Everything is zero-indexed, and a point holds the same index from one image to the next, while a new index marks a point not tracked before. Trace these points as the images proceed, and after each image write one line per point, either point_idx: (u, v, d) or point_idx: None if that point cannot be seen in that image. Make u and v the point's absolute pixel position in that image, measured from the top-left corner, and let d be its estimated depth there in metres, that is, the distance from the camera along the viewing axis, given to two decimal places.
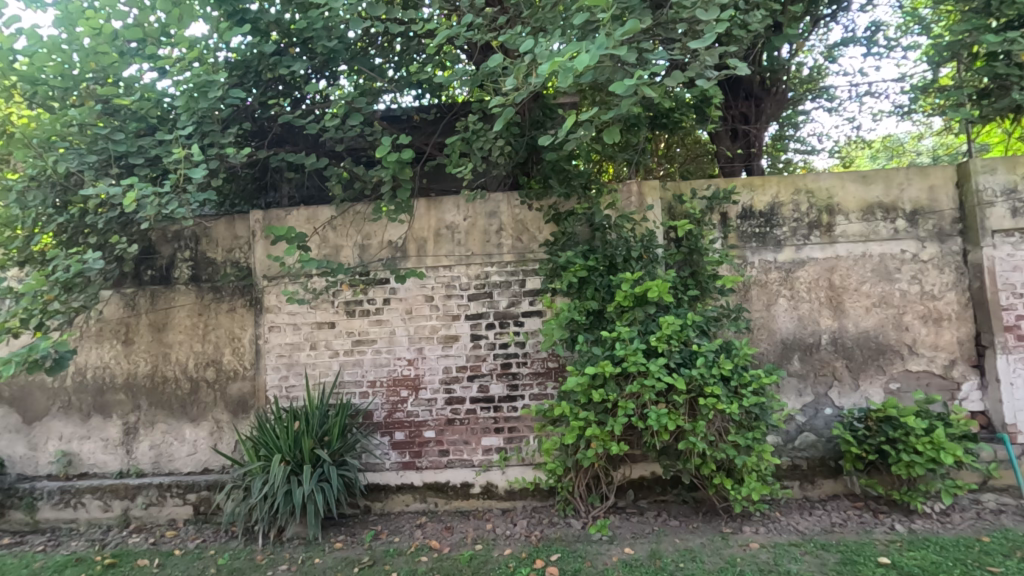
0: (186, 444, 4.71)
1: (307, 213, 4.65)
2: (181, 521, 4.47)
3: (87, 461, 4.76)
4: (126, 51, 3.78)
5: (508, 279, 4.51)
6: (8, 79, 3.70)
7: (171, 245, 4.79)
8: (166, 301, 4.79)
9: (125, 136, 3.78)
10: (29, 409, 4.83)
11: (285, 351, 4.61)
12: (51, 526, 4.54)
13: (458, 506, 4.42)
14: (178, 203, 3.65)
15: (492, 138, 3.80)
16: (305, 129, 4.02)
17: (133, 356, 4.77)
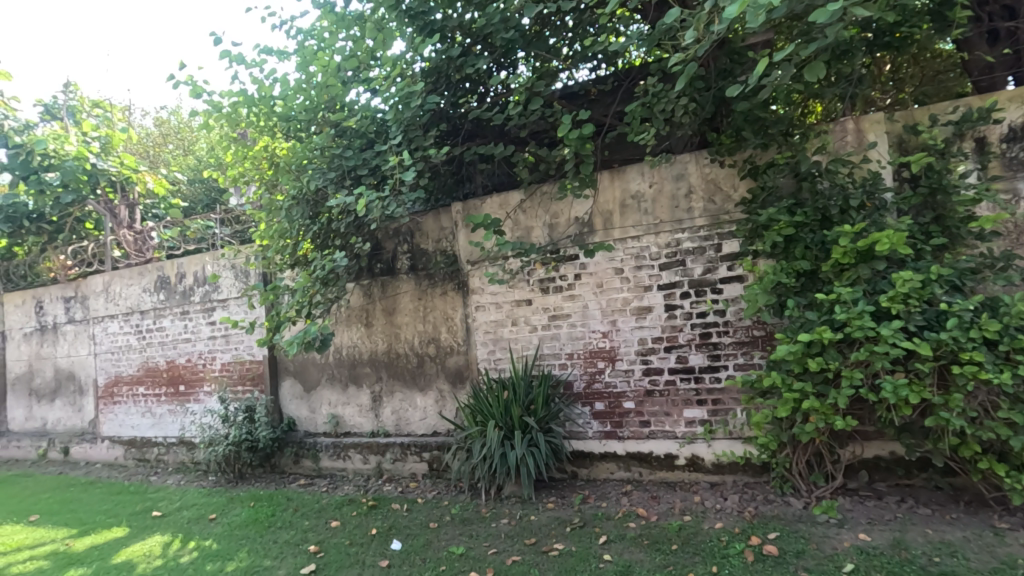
0: (418, 410, 5.49)
1: (500, 200, 4.99)
2: (420, 474, 5.25)
3: (349, 422, 5.85)
4: (347, 79, 4.47)
5: (702, 245, 4.29)
6: (273, 120, 4.68)
7: (393, 241, 5.57)
8: (393, 289, 5.61)
9: (352, 152, 4.49)
10: (307, 379, 6.11)
11: (491, 328, 5.06)
12: (330, 472, 5.72)
13: (664, 477, 4.40)
14: (397, 203, 4.23)
15: (674, 98, 3.61)
16: (493, 120, 4.31)
17: (373, 336, 5.71)
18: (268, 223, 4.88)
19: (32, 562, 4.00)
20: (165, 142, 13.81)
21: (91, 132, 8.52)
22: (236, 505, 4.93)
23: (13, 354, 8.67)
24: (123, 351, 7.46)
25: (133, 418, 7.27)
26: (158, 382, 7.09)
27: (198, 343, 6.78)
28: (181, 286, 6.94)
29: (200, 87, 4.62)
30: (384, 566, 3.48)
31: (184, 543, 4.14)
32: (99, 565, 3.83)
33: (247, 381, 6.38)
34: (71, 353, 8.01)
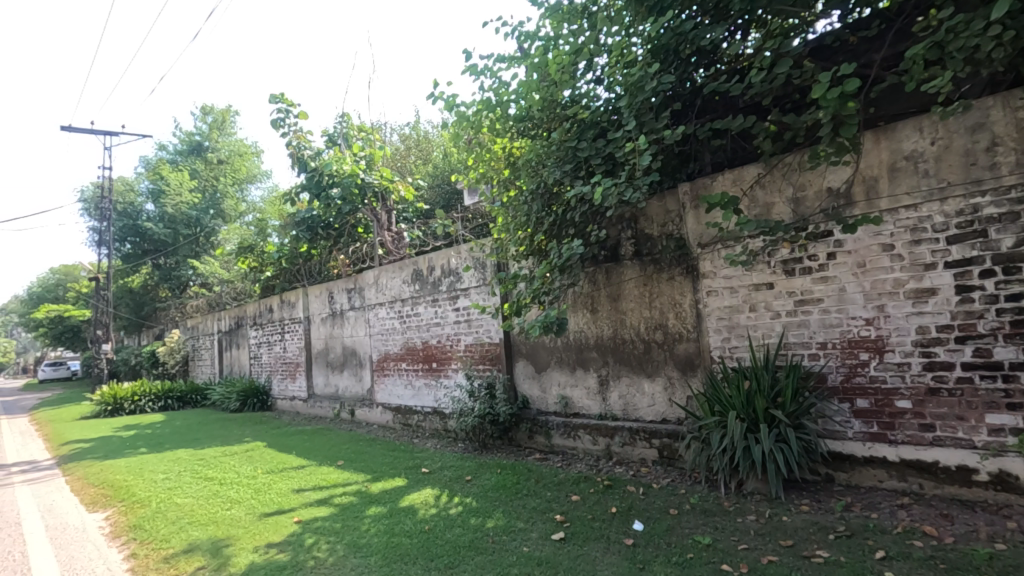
0: (646, 396, 5.45)
1: (734, 177, 4.66)
2: (651, 460, 5.23)
3: (578, 403, 6.10)
4: (575, 72, 4.65)
5: (1014, 210, 3.41)
6: (509, 123, 5.11)
7: (617, 227, 5.61)
8: (618, 275, 5.66)
9: (585, 143, 4.62)
10: (538, 361, 6.55)
11: (725, 314, 4.78)
12: (561, 450, 6.05)
13: (956, 494, 3.65)
14: (631, 189, 4.25)
15: (980, 28, 2.92)
16: (730, 92, 4.03)
17: (599, 322, 5.84)
18: (506, 218, 5.34)
19: (346, 496, 5.07)
20: (408, 155, 16.15)
21: (359, 152, 10.34)
22: (487, 470, 5.54)
23: (315, 334, 11.05)
24: (390, 333, 8.93)
25: (398, 388, 8.67)
26: (415, 360, 8.33)
27: (445, 327, 7.78)
28: (431, 277, 8.03)
29: (451, 102, 5.26)
30: (629, 544, 3.57)
31: (450, 497, 4.82)
32: (392, 506, 4.69)
33: (487, 361, 7.12)
34: (353, 333, 9.89)
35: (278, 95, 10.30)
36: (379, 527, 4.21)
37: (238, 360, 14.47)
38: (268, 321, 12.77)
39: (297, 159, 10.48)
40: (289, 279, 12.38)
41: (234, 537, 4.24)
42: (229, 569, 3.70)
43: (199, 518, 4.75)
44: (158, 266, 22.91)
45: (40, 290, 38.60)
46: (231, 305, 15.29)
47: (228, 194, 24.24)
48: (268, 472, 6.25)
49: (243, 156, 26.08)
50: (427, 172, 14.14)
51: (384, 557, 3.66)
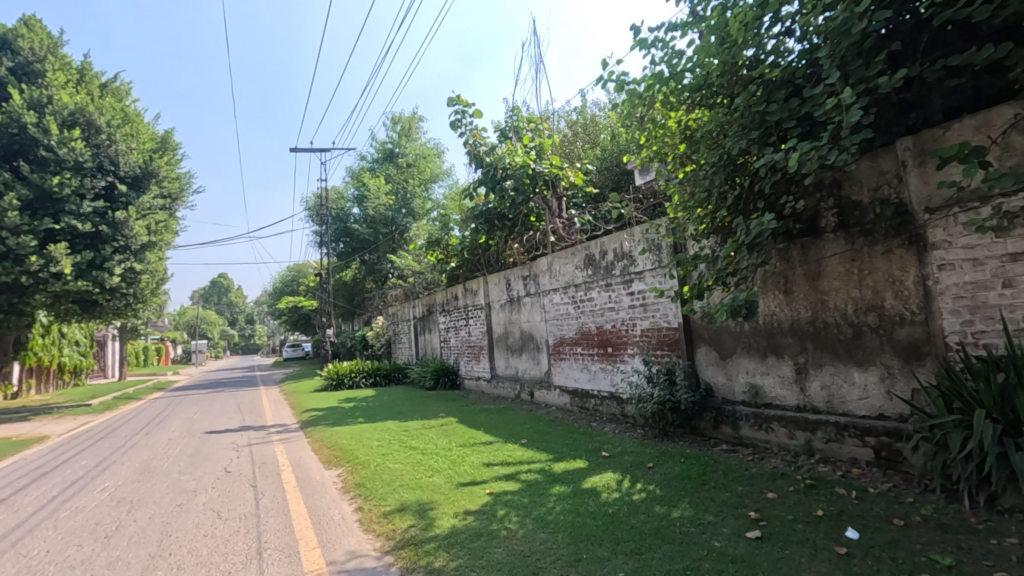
0: (857, 388, 4.75)
1: (978, 123, 3.79)
2: (864, 461, 4.56)
3: (770, 393, 5.56)
4: (762, 27, 4.18)
5: None
6: (684, 95, 4.82)
7: (815, 196, 4.95)
8: (818, 251, 5.00)
9: (776, 104, 4.14)
10: (722, 347, 6.12)
11: (967, 292, 3.93)
12: (751, 442, 5.59)
13: None
14: (837, 151, 3.70)
15: None
16: (972, 18, 3.27)
17: (794, 303, 5.23)
18: (682, 196, 5.06)
19: (531, 474, 5.32)
20: (575, 141, 16.23)
21: (530, 143, 10.67)
22: (669, 458, 5.37)
23: (495, 319, 11.77)
24: (565, 318, 9.11)
25: (575, 372, 8.83)
26: (591, 344, 8.39)
27: (620, 311, 7.69)
28: (604, 262, 7.98)
29: (621, 81, 5.13)
30: (842, 553, 3.17)
31: (632, 482, 4.77)
32: (575, 486, 4.80)
33: (665, 346, 6.87)
34: (530, 319, 10.30)
35: (455, 97, 11.07)
36: (564, 506, 4.35)
37: (430, 343, 16.08)
38: (454, 308, 13.94)
39: (473, 156, 11.20)
40: (471, 269, 13.35)
41: (437, 502, 4.73)
42: (434, 530, 4.14)
43: (408, 482, 5.39)
44: (364, 261, 26.44)
45: (281, 285, 47.20)
46: (423, 294, 17.02)
47: (416, 194, 26.92)
48: (461, 446, 6.84)
49: (427, 158, 28.69)
50: (595, 156, 14.05)
51: (570, 535, 3.77)
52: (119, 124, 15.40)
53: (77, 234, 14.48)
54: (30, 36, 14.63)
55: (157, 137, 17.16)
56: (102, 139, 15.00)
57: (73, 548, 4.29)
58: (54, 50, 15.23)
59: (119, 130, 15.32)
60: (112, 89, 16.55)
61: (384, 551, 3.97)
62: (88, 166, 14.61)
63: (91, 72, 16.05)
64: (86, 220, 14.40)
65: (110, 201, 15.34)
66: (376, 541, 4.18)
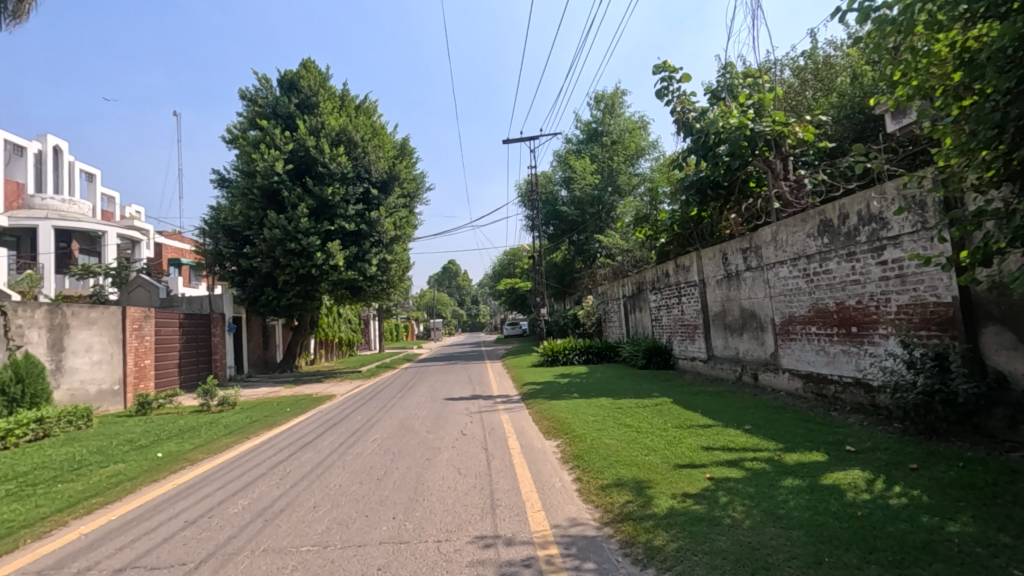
0: None
1: None
2: None
3: None
4: None
5: None
6: (960, 8, 3.79)
7: None
8: None
9: None
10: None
11: None
12: None
13: None
14: None
15: None
16: None
17: None
18: (957, 137, 4.03)
19: (758, 462, 4.90)
20: (804, 91, 14.17)
21: (747, 101, 9.66)
22: (941, 461, 4.42)
23: (711, 296, 11.05)
24: (795, 294, 8.12)
25: (808, 354, 7.82)
26: (829, 323, 7.32)
27: (869, 285, 6.54)
28: (845, 227, 6.86)
29: (866, 9, 4.27)
30: None
31: (889, 485, 4.05)
32: (812, 481, 4.28)
33: (932, 326, 5.65)
34: (752, 295, 9.42)
35: (660, 64, 10.56)
36: (799, 501, 3.91)
37: (641, 322, 15.85)
38: (665, 285, 13.50)
39: (681, 124, 10.60)
40: (682, 244, 12.75)
41: (654, 481, 4.69)
42: (652, 508, 4.11)
43: (623, 459, 5.44)
44: (574, 242, 27.15)
45: (500, 268, 51.21)
46: (632, 272, 16.84)
47: (621, 171, 26.63)
48: (677, 427, 6.64)
49: (632, 133, 28.03)
50: (829, 104, 12.11)
51: (807, 534, 3.38)
52: (370, 137, 18.34)
53: (346, 233, 17.78)
54: (308, 76, 18.28)
55: (397, 145, 20.00)
56: (359, 152, 18.07)
57: (356, 485, 5.36)
58: (324, 84, 18.77)
59: (370, 143, 18.25)
60: (365, 108, 19.78)
61: (603, 523, 4.08)
62: (350, 176, 17.74)
63: (349, 97, 19.39)
64: (351, 220, 17.55)
65: (367, 203, 18.44)
66: (596, 512, 4.32)
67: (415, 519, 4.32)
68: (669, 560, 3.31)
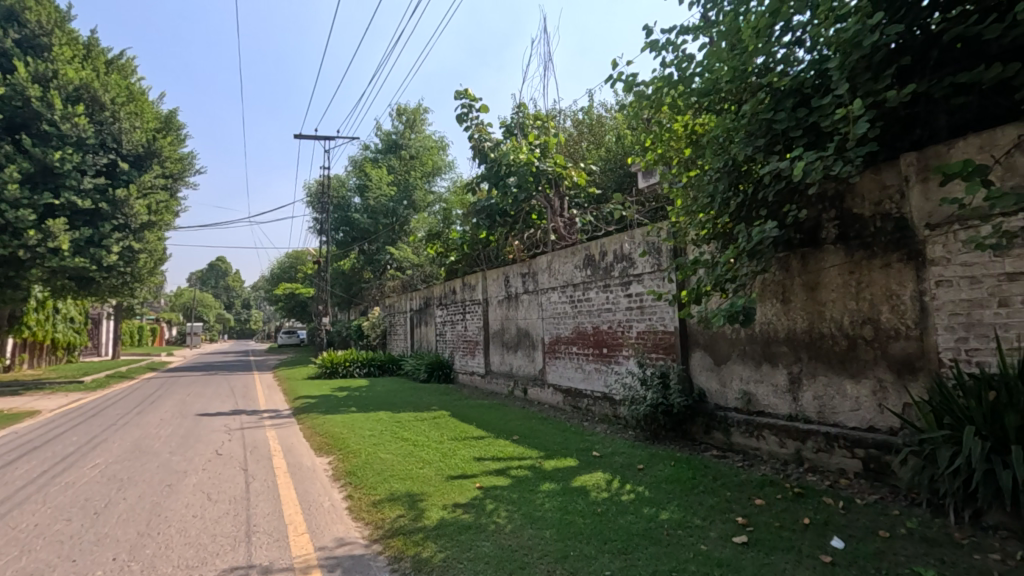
0: (849, 400, 4.71)
1: (978, 140, 3.77)
2: (852, 473, 4.55)
3: (761, 401, 5.55)
4: (771, 38, 4.21)
5: None
6: (692, 99, 4.84)
7: (818, 207, 4.90)
8: (816, 262, 4.96)
9: (783, 113, 4.16)
10: (717, 353, 6.10)
11: (960, 309, 3.92)
12: (742, 449, 5.59)
13: None
14: (843, 162, 3.75)
15: None
16: (980, 37, 3.33)
17: (791, 313, 5.18)
18: (685, 200, 5.08)
19: (522, 470, 5.35)
20: (580, 141, 16.26)
21: (534, 140, 10.68)
22: (659, 461, 5.39)
23: (492, 315, 11.78)
24: (561, 317, 9.14)
25: (569, 371, 8.85)
26: (586, 344, 8.40)
27: (618, 313, 7.71)
28: (604, 263, 8.01)
29: (629, 82, 5.15)
30: (827, 561, 3.19)
31: (622, 483, 4.79)
32: (565, 484, 4.82)
33: (660, 350, 6.89)
34: (527, 316, 10.33)
35: (463, 91, 11.06)
36: (553, 503, 4.37)
37: (426, 336, 16.07)
38: (451, 302, 13.97)
39: (478, 151, 11.26)
40: (469, 264, 13.39)
41: (426, 493, 4.75)
42: (423, 521, 4.16)
43: (398, 473, 5.40)
44: (363, 252, 26.35)
45: (279, 271, 46.83)
46: (420, 287, 17.05)
47: (418, 187, 26.89)
48: (452, 439, 6.87)
49: (431, 151, 28.64)
50: (599, 157, 14.09)
51: (558, 532, 3.80)
52: (124, 102, 15.33)
53: (77, 210, 14.45)
54: (37, 9, 14.54)
55: (160, 116, 17.10)
56: (106, 117, 14.95)
57: (62, 523, 4.30)
58: (61, 24, 15.13)
59: (123, 109, 15.26)
60: (118, 66, 16.49)
61: (372, 540, 3.99)
62: (90, 143, 14.53)
63: (98, 49, 15.98)
64: (86, 196, 14.34)
65: (111, 178, 15.30)
66: (365, 529, 4.20)
67: (145, 558, 3.65)
68: (436, 570, 3.38)
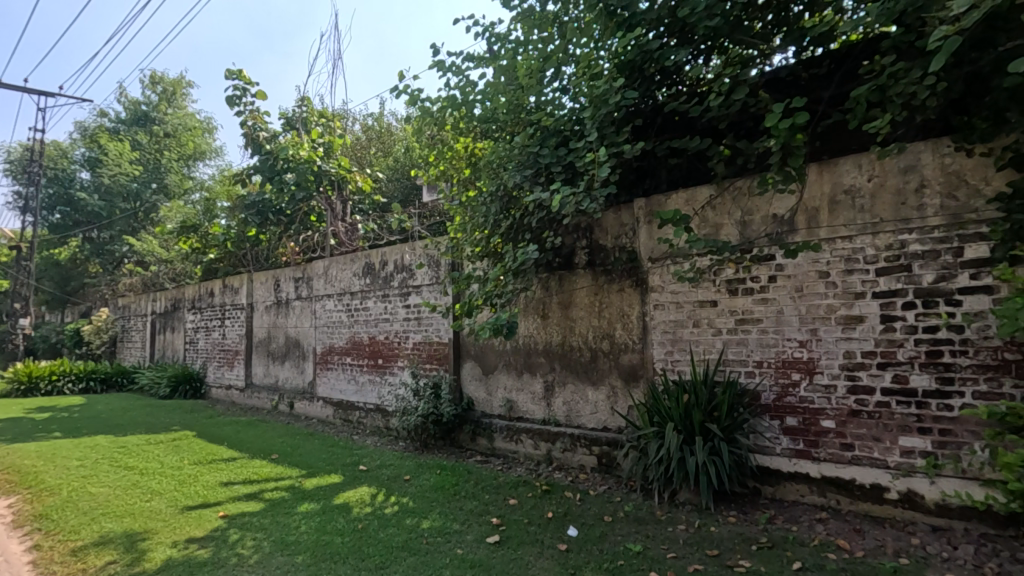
0: (590, 404, 5.44)
1: (686, 195, 4.76)
2: (589, 467, 5.25)
3: (521, 408, 6.07)
4: (542, 80, 4.71)
5: (936, 248, 3.62)
6: (473, 123, 5.14)
7: (573, 236, 5.61)
8: (570, 283, 5.65)
9: (547, 149, 4.69)
10: (485, 363, 6.48)
11: (670, 327, 4.86)
12: (503, 453, 6.01)
13: (868, 510, 3.82)
14: (590, 199, 4.36)
15: (919, 79, 3.09)
16: (688, 113, 4.22)
17: (549, 328, 5.80)
18: (463, 218, 5.34)
19: (277, 492, 4.90)
20: (368, 147, 15.89)
21: (317, 138, 10.05)
22: (426, 470, 5.48)
23: (257, 322, 10.66)
24: (336, 326, 8.72)
25: (341, 383, 8.47)
26: (361, 354, 8.15)
27: (395, 323, 7.66)
28: (384, 272, 7.90)
29: (415, 96, 5.24)
30: (562, 549, 3.60)
31: (387, 496, 4.73)
32: (325, 503, 4.56)
33: (434, 360, 7.04)
34: (298, 324, 9.60)
35: (235, 71, 9.88)
36: (310, 524, 4.09)
37: (172, 344, 13.76)
38: (207, 306, 12.24)
39: (250, 140, 10.16)
40: (233, 264, 11.93)
41: (152, 531, 4.02)
42: (142, 564, 3.50)
43: (114, 510, 4.46)
44: (90, 240, 21.50)
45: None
46: (168, 287, 14.56)
47: (173, 170, 23.08)
48: (195, 463, 5.96)
49: (194, 132, 24.91)
50: (386, 165, 13.94)
51: (312, 556, 3.56)
52: None
53: None
54: None
55: None
56: None
57: None
58: None
59: None
60: None
61: None
62: None
63: None
64: None
65: None
66: None
67: None
68: None
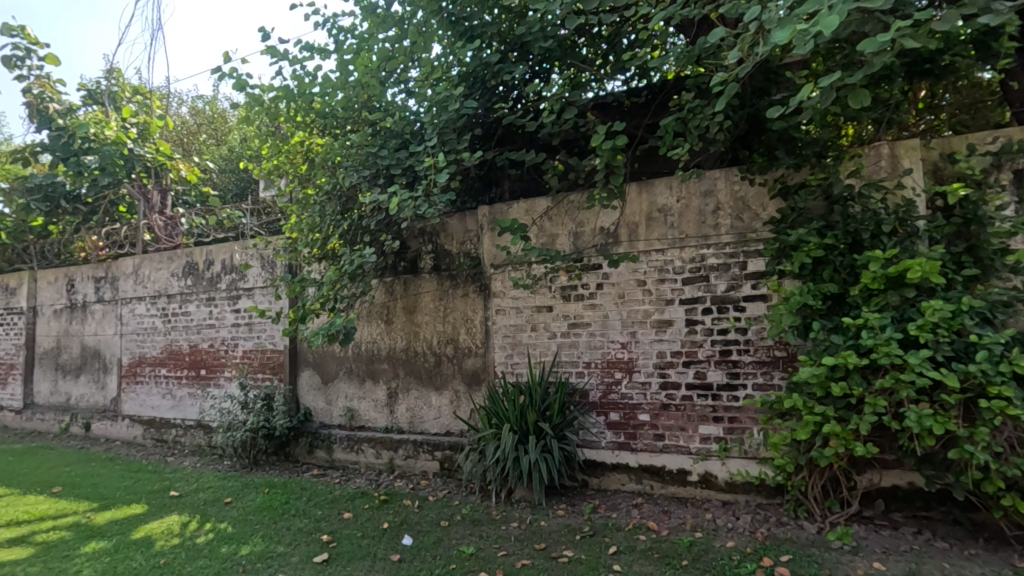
0: (433, 409, 5.42)
1: (526, 205, 4.98)
2: (431, 473, 5.22)
3: (362, 416, 5.84)
4: (385, 80, 4.66)
5: (727, 262, 4.21)
6: (311, 116, 4.89)
7: (419, 240, 5.56)
8: (415, 287, 5.59)
9: (387, 151, 4.61)
10: (325, 371, 6.13)
11: (510, 332, 5.03)
12: (342, 464, 5.74)
13: (675, 492, 4.31)
14: (429, 204, 4.35)
15: (711, 116, 3.59)
16: (526, 127, 4.43)
17: (392, 333, 5.68)
18: (298, 217, 5.02)
19: (55, 532, 4.12)
20: (197, 132, 14.21)
21: (130, 117, 8.56)
22: (251, 490, 5.01)
23: (42, 329, 8.92)
24: (148, 333, 7.62)
25: (154, 398, 7.42)
26: (180, 365, 7.23)
27: (222, 330, 6.92)
28: (209, 273, 7.10)
29: (243, 81, 4.81)
30: (395, 560, 3.53)
31: (200, 524, 4.23)
32: (119, 539, 3.94)
33: (267, 370, 6.49)
34: (98, 332, 8.22)
35: (16, 27, 8.16)
36: (95, 567, 3.50)
37: None
38: None
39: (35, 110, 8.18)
40: (9, 259, 9.85)
41: None
42: None
43: None
44: None
45: None
46: None
47: None
48: None
49: None
50: (219, 155, 12.57)
51: None
52: None
53: None
54: None
55: None
56: None
57: None
58: None
59: None
60: None
61: None
62: None
63: None
64: None
65: None
66: None
67: None
68: None
